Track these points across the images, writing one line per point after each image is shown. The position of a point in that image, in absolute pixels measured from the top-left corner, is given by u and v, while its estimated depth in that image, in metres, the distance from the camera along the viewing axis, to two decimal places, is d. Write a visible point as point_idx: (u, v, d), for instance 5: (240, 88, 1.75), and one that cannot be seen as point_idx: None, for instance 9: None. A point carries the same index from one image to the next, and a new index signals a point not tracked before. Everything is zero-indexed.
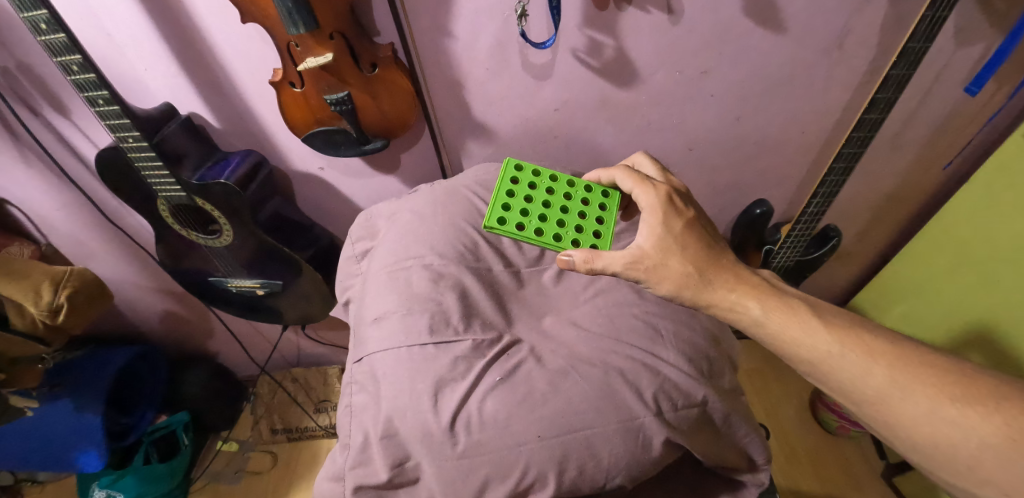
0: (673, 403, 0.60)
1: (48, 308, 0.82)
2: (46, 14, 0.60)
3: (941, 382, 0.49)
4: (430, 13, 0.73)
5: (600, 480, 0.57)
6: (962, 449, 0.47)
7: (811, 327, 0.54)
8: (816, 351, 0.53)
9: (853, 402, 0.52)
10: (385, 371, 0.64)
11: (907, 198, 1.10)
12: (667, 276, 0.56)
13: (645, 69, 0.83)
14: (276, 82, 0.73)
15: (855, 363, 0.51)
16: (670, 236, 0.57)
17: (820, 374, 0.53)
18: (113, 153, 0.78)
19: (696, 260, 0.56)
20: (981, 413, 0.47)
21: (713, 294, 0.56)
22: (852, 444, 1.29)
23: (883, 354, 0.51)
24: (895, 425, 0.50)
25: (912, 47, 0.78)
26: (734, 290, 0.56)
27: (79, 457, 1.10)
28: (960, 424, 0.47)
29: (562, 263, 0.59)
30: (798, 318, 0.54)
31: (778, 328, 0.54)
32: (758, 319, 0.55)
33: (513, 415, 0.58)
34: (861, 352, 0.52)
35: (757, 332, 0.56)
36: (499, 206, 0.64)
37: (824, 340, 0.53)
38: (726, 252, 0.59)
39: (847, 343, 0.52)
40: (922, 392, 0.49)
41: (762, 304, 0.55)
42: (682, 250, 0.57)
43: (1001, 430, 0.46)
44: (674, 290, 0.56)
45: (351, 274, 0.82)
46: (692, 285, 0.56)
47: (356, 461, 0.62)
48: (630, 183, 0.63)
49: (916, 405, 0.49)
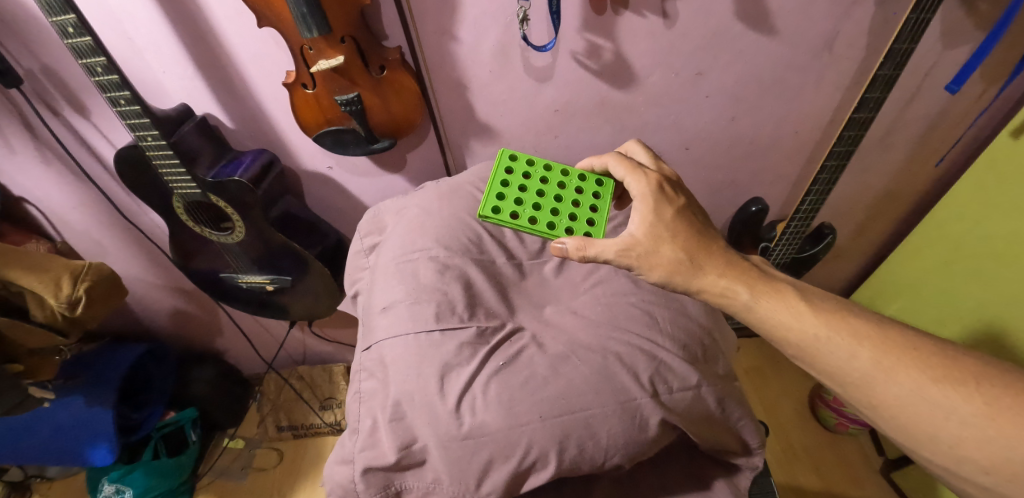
0: (668, 385, 0.63)
1: (68, 300, 0.85)
2: (74, 18, 0.64)
3: (925, 364, 0.52)
4: (436, 17, 0.77)
5: (599, 458, 0.60)
6: (944, 428, 0.49)
7: (798, 311, 0.56)
8: (803, 334, 0.55)
9: (839, 384, 0.55)
10: (393, 356, 0.67)
11: (898, 197, 1.13)
12: (658, 263, 0.59)
13: (641, 71, 0.86)
14: (289, 84, 0.76)
15: (841, 345, 0.54)
16: (661, 224, 0.60)
17: (807, 356, 0.56)
18: (133, 151, 0.82)
19: (687, 246, 0.59)
20: (962, 393, 0.50)
21: (703, 280, 0.59)
22: (850, 440, 1.31)
23: (868, 337, 0.54)
24: (879, 405, 0.53)
25: (897, 48, 0.81)
26: (724, 276, 0.59)
27: (90, 452, 1.13)
28: (942, 403, 0.50)
29: (556, 251, 0.62)
30: (785, 303, 0.57)
31: (766, 312, 0.57)
32: (747, 303, 0.58)
33: (516, 397, 0.60)
34: (846, 335, 0.54)
35: (747, 316, 0.58)
36: (494, 195, 0.67)
37: (811, 324, 0.55)
38: (716, 239, 0.62)
39: (833, 326, 0.55)
40: (906, 373, 0.52)
41: (750, 289, 0.58)
42: (673, 237, 0.59)
43: (981, 409, 0.48)
44: (665, 276, 0.59)
45: (359, 267, 0.85)
46: (683, 271, 0.59)
47: (365, 444, 0.64)
48: (622, 170, 0.66)
49: (901, 387, 0.51)
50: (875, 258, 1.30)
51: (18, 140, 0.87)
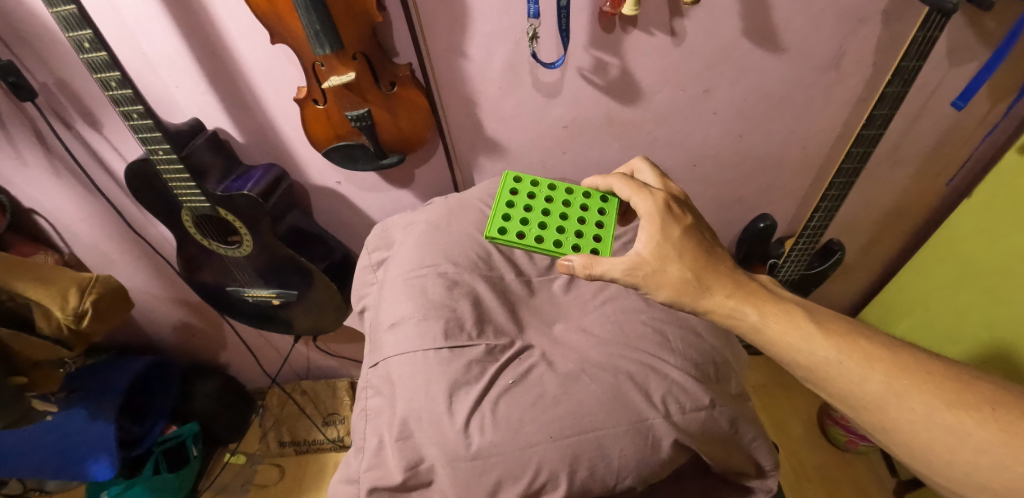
0: (681, 406, 0.62)
1: (74, 313, 0.85)
2: (91, 33, 0.64)
3: (938, 388, 0.51)
4: (446, 34, 0.77)
5: (610, 481, 0.59)
6: (958, 455, 0.48)
7: (808, 333, 0.55)
8: (812, 357, 0.54)
9: (851, 407, 0.54)
10: (401, 374, 0.66)
11: (908, 213, 1.12)
12: (665, 282, 0.58)
13: (648, 87, 0.87)
14: (300, 100, 0.77)
15: (852, 369, 0.53)
16: (669, 244, 0.59)
17: (816, 379, 0.55)
18: (144, 164, 0.82)
19: (694, 267, 0.58)
20: (976, 419, 0.49)
21: (711, 301, 0.58)
22: (861, 460, 1.29)
23: (880, 360, 0.53)
24: (893, 431, 0.52)
25: (906, 65, 0.81)
26: (732, 297, 0.58)
27: (91, 467, 1.11)
28: (956, 429, 0.49)
29: (563, 268, 0.61)
30: (795, 325, 0.56)
31: (776, 334, 0.56)
32: (756, 325, 0.57)
33: (524, 417, 0.60)
34: (857, 358, 0.53)
35: (757, 338, 0.57)
36: (499, 217, 0.68)
37: (821, 347, 0.54)
38: (724, 258, 0.61)
39: (844, 349, 0.54)
40: (919, 398, 0.51)
41: (759, 311, 0.57)
42: (680, 257, 0.59)
43: (997, 436, 0.47)
44: (673, 295, 0.58)
45: (366, 283, 0.84)
46: (691, 292, 0.58)
47: (371, 464, 0.63)
48: (627, 191, 0.65)
49: (914, 411, 0.50)
50: (883, 275, 1.29)
51: (30, 152, 0.87)
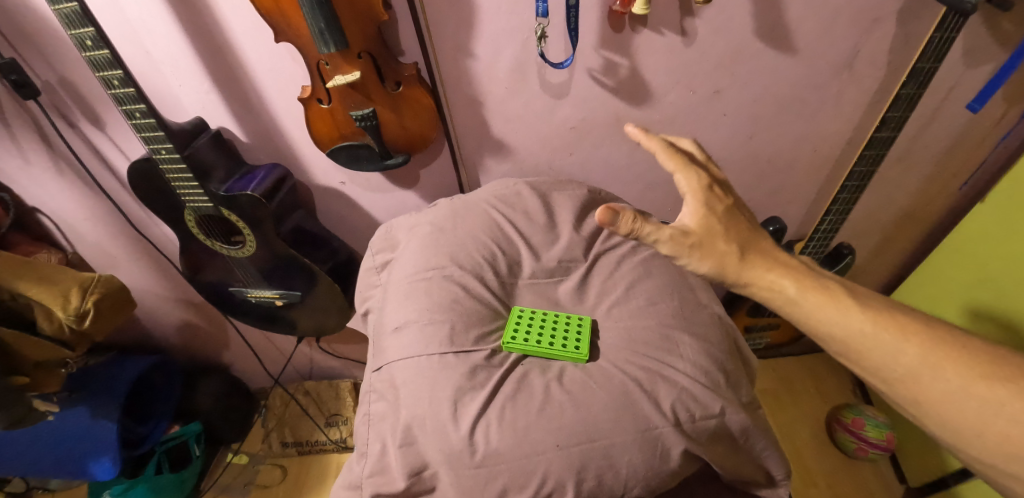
0: (691, 414, 0.60)
1: (76, 313, 0.84)
2: (93, 31, 0.63)
3: (971, 361, 0.50)
4: (454, 33, 0.76)
5: (617, 491, 0.57)
6: (991, 425, 0.49)
7: (846, 306, 0.53)
8: (849, 330, 0.52)
9: (884, 382, 0.53)
10: (405, 378, 0.64)
11: (921, 216, 1.11)
12: (711, 253, 0.54)
13: (657, 88, 0.85)
14: (304, 99, 0.76)
15: (888, 342, 0.52)
16: (712, 217, 0.55)
17: (852, 353, 0.53)
18: (147, 164, 0.81)
19: (739, 240, 0.55)
20: (1011, 390, 0.49)
21: (752, 273, 0.54)
22: (870, 468, 1.27)
23: (916, 333, 0.52)
24: (925, 404, 0.51)
25: (922, 67, 0.79)
26: (772, 270, 0.54)
27: (92, 466, 1.10)
28: (990, 401, 0.49)
29: (608, 214, 0.49)
30: (833, 298, 0.53)
31: (813, 308, 0.53)
32: (793, 298, 0.53)
33: (530, 424, 0.59)
34: (894, 331, 0.52)
35: (791, 312, 0.54)
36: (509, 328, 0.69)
37: (859, 321, 0.52)
38: (765, 238, 0.58)
39: (880, 322, 0.52)
40: (954, 371, 0.50)
41: (798, 284, 0.54)
42: (726, 231, 0.55)
43: None
44: (715, 268, 0.54)
45: (371, 284, 0.83)
46: (733, 265, 0.54)
47: (374, 470, 0.62)
48: (671, 164, 0.59)
49: (947, 383, 0.50)
50: (894, 279, 1.27)
51: (33, 150, 0.87)
